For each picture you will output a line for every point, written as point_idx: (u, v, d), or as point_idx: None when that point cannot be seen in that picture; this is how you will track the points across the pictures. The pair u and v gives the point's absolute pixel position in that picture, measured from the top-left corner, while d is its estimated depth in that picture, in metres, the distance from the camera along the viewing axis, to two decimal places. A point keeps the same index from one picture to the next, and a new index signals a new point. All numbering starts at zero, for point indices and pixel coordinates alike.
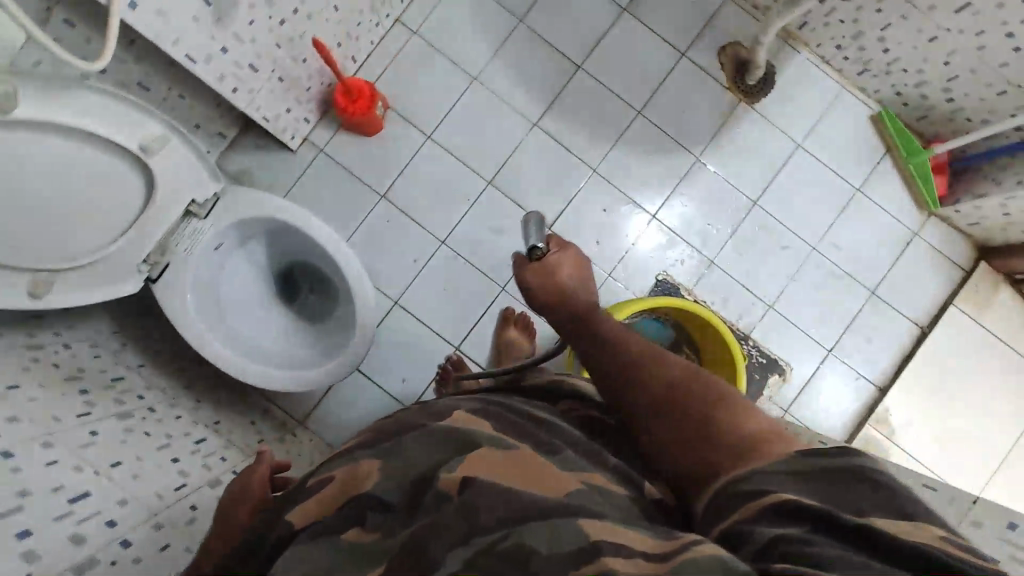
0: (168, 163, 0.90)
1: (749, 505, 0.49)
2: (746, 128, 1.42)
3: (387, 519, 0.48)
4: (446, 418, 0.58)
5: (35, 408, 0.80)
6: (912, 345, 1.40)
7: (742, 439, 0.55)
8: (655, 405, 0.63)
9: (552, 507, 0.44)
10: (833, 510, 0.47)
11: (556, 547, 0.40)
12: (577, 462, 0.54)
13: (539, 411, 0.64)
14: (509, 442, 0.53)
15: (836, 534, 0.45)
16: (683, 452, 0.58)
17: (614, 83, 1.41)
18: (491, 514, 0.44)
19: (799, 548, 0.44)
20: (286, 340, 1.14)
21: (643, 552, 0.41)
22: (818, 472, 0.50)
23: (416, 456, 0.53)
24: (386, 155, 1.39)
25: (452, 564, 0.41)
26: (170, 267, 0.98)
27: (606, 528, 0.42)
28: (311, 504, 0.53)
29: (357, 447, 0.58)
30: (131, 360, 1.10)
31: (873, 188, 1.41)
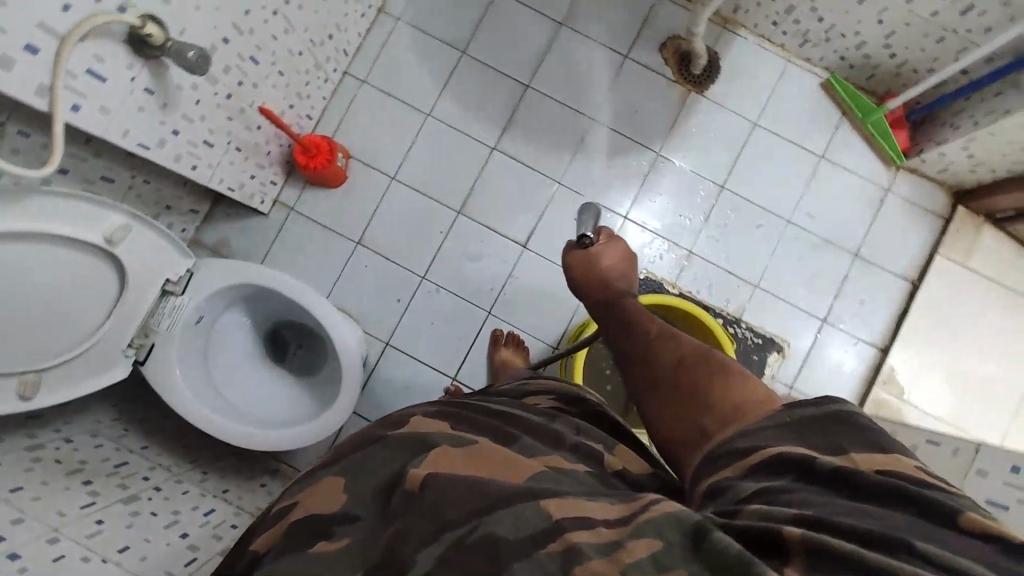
0: (137, 248, 0.94)
1: (738, 463, 0.52)
2: (700, 116, 1.43)
3: (355, 530, 0.49)
4: (401, 426, 0.59)
5: (39, 506, 0.82)
6: (906, 300, 1.39)
7: (738, 404, 0.58)
8: (659, 382, 0.66)
9: (518, 494, 0.47)
10: (815, 455, 0.49)
11: (521, 530, 0.44)
12: (536, 446, 0.57)
13: (505, 407, 0.65)
14: (468, 438, 0.56)
15: (817, 478, 0.48)
16: (682, 421, 0.61)
17: (564, 95, 1.44)
18: (457, 509, 0.46)
19: (777, 497, 0.47)
20: (277, 400, 1.16)
21: (605, 519, 0.45)
22: (802, 421, 0.53)
23: (376, 467, 0.54)
24: (355, 203, 1.42)
25: (423, 564, 0.44)
26: (155, 346, 1.02)
27: (571, 506, 0.46)
28: (276, 531, 0.52)
29: (320, 469, 0.58)
30: (135, 444, 1.12)
31: (837, 153, 1.42)
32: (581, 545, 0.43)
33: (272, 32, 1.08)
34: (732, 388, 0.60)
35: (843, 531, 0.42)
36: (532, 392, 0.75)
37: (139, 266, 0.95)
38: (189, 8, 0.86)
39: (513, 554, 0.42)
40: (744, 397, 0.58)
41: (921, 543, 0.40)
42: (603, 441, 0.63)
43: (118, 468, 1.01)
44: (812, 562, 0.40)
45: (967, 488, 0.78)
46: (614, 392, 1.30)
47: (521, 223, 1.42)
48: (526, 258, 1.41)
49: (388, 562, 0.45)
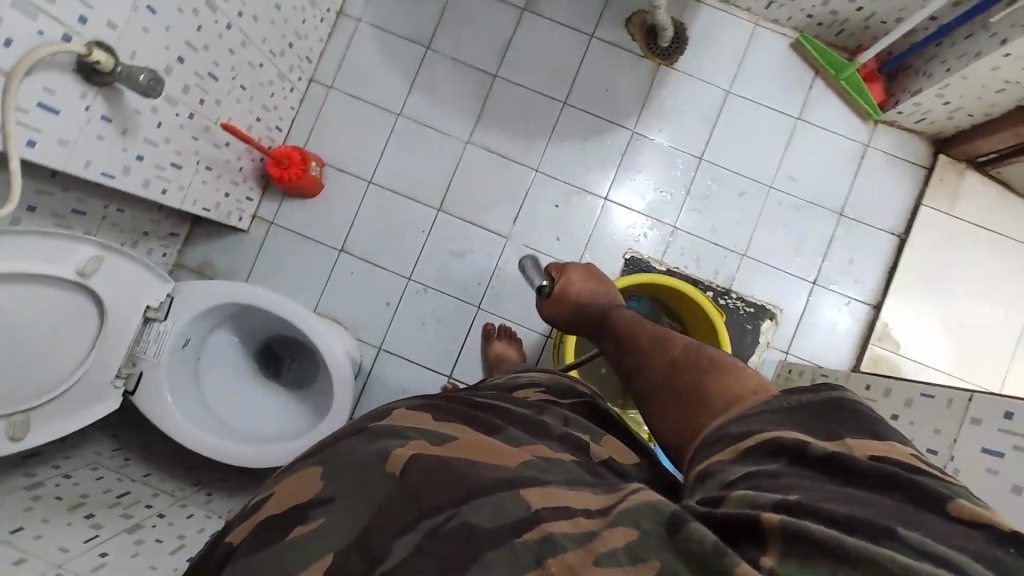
0: (111, 279, 0.94)
1: (730, 448, 0.52)
2: (673, 89, 1.42)
3: (329, 511, 0.48)
4: (384, 419, 0.59)
5: (41, 544, 0.82)
6: (895, 254, 1.38)
7: (731, 396, 0.58)
8: (658, 387, 0.67)
9: (499, 483, 0.48)
10: (808, 440, 0.49)
11: (498, 520, 0.45)
12: (519, 436, 0.56)
13: (492, 399, 0.65)
14: (447, 432, 0.55)
15: (808, 462, 0.47)
16: (680, 421, 0.61)
17: (533, 82, 1.43)
18: (437, 495, 0.47)
19: (765, 480, 0.47)
20: (272, 415, 1.16)
21: (586, 509, 0.47)
22: (797, 407, 0.53)
23: (354, 454, 0.53)
24: (333, 210, 1.41)
25: (399, 551, 0.44)
26: (143, 374, 1.03)
27: (548, 494, 0.47)
28: (250, 523, 0.50)
29: (299, 460, 0.57)
30: (136, 472, 1.12)
31: (813, 113, 1.41)
32: (556, 533, 0.44)
33: (229, 45, 1.07)
34: (725, 380, 0.60)
35: (826, 516, 0.41)
36: (519, 385, 0.74)
37: (115, 296, 0.95)
38: (138, 29, 0.85)
39: (487, 543, 0.43)
40: (736, 388, 0.58)
41: (904, 529, 0.40)
42: (591, 430, 0.63)
43: (120, 498, 1.01)
44: (791, 549, 0.40)
45: (963, 438, 0.78)
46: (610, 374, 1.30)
47: (502, 215, 1.41)
48: (510, 249, 1.40)
49: (362, 550, 0.45)
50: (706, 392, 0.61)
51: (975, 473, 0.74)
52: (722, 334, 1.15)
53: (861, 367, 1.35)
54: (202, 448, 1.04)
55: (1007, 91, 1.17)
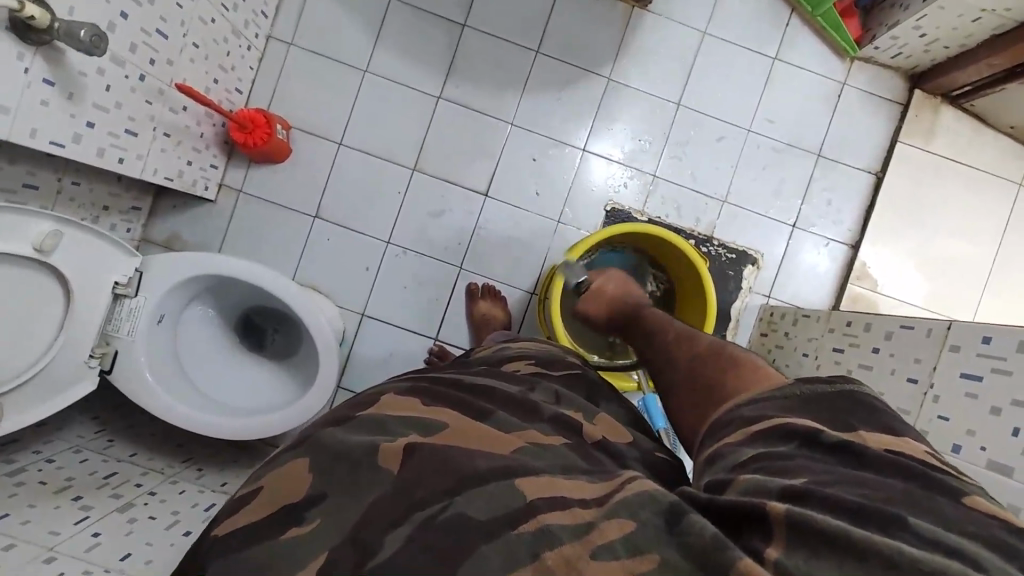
0: (76, 254, 0.90)
1: (739, 431, 0.54)
2: (648, 33, 1.38)
3: (321, 510, 0.46)
4: (372, 408, 0.56)
5: (31, 529, 0.81)
6: (873, 193, 1.39)
7: (739, 383, 0.61)
8: (676, 385, 0.71)
9: (491, 472, 0.47)
10: (821, 428, 0.50)
11: (494, 510, 0.43)
12: (511, 420, 0.54)
13: (480, 378, 0.63)
14: (434, 420, 0.53)
15: (818, 446, 0.49)
16: (692, 412, 0.64)
17: (504, 30, 1.37)
18: (427, 487, 0.45)
19: (773, 462, 0.48)
20: (259, 389, 1.14)
21: (582, 499, 0.45)
22: (811, 397, 0.54)
23: (342, 443, 0.51)
24: (304, 175, 1.36)
25: (391, 545, 0.42)
26: (119, 354, 1.00)
27: (544, 484, 0.46)
28: (236, 518, 0.48)
29: (285, 452, 0.54)
30: (122, 452, 1.10)
31: (791, 51, 1.38)
32: (553, 526, 0.42)
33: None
34: (738, 370, 0.63)
35: (835, 505, 0.42)
36: (507, 358, 0.73)
37: (80, 272, 0.91)
38: None
39: (482, 536, 0.42)
40: (744, 375, 0.61)
41: (913, 517, 0.41)
42: (584, 408, 0.62)
43: (109, 478, 1.00)
44: (799, 537, 0.40)
45: (943, 366, 0.81)
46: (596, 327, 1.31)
47: (480, 171, 1.37)
48: (490, 207, 1.37)
49: (357, 544, 0.42)
50: (716, 381, 0.64)
51: (957, 400, 0.76)
52: (706, 279, 1.16)
53: (840, 306, 1.38)
54: (192, 426, 1.02)
55: (983, 19, 1.16)
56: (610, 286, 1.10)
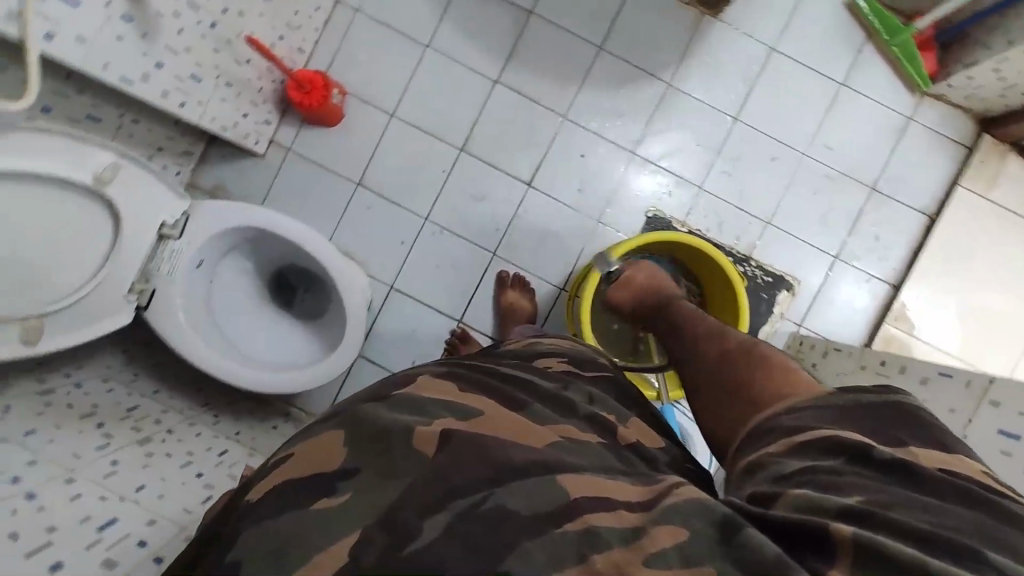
0: (130, 190, 0.93)
1: (782, 441, 0.53)
2: (715, 42, 1.35)
3: (355, 484, 0.45)
4: (409, 387, 0.55)
5: (55, 448, 0.83)
6: (923, 235, 1.35)
7: (775, 387, 0.60)
8: (702, 383, 0.70)
9: (530, 466, 0.46)
10: (871, 442, 0.49)
11: (537, 506, 0.43)
12: (547, 413, 0.54)
13: (515, 370, 0.62)
14: (471, 407, 0.52)
15: (868, 462, 0.48)
16: (722, 413, 0.64)
17: (569, 21, 1.36)
18: (465, 474, 0.45)
19: (823, 477, 0.48)
20: (285, 345, 1.16)
21: (628, 502, 0.46)
22: (855, 406, 0.53)
23: (378, 420, 0.49)
24: (353, 142, 1.37)
25: (431, 530, 0.41)
26: (157, 292, 1.01)
27: (587, 483, 0.46)
28: (269, 481, 0.47)
29: (320, 423, 0.53)
30: (146, 388, 1.13)
31: (859, 78, 1.35)
32: (599, 528, 0.43)
33: None
34: (770, 373, 0.63)
35: (898, 530, 0.42)
36: (539, 352, 0.72)
37: (132, 208, 0.94)
38: None
39: (525, 531, 0.42)
40: (780, 379, 0.61)
41: (980, 547, 0.41)
42: (618, 414, 0.61)
43: (131, 411, 1.02)
44: (866, 563, 0.40)
45: (979, 420, 0.79)
46: (622, 331, 1.30)
47: (526, 160, 1.37)
48: (531, 197, 1.37)
49: (389, 526, 0.41)
50: (747, 383, 0.63)
51: (990, 456, 0.74)
52: (741, 298, 1.14)
53: (872, 345, 1.35)
54: (220, 374, 1.05)
55: None
56: (641, 277, 1.09)
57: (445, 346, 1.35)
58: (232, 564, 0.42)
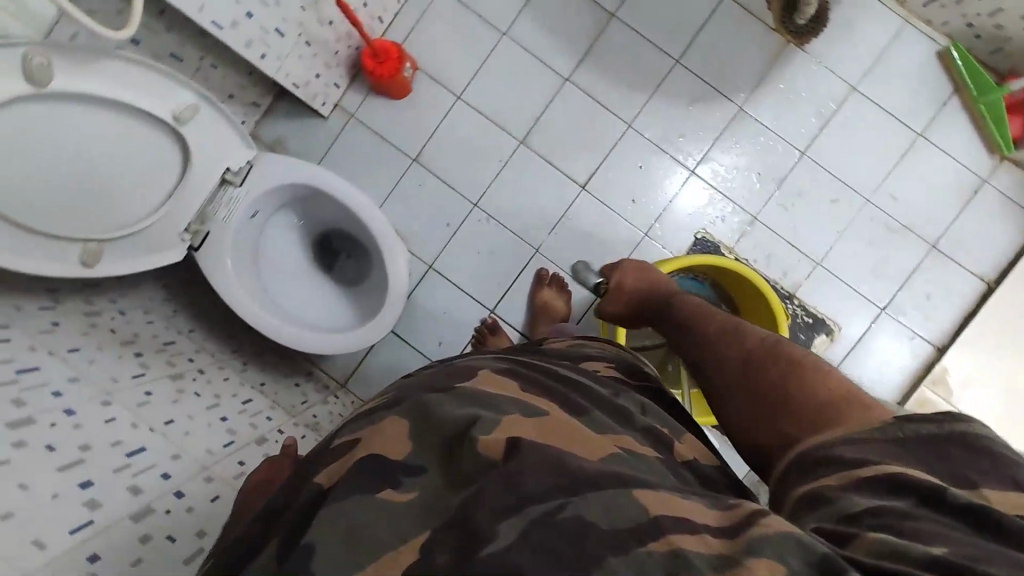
0: (204, 134, 0.97)
1: (839, 474, 0.49)
2: (795, 73, 1.33)
3: (421, 484, 0.45)
4: (470, 380, 0.55)
5: (95, 369, 0.85)
6: (976, 301, 1.31)
7: (820, 402, 0.57)
8: (735, 389, 0.67)
9: (603, 477, 0.44)
10: (944, 486, 0.45)
11: (617, 521, 0.41)
12: (604, 421, 0.53)
13: (572, 372, 0.62)
14: (537, 405, 0.52)
15: (942, 506, 0.44)
16: (762, 425, 0.61)
17: (650, 30, 1.34)
18: (537, 479, 0.43)
19: (896, 522, 0.43)
20: (326, 308, 1.18)
21: (708, 526, 0.42)
22: (923, 438, 0.49)
23: (444, 414, 0.49)
24: (416, 118, 1.38)
25: (506, 536, 0.40)
26: (210, 235, 1.04)
27: (663, 500, 0.43)
28: (336, 467, 0.47)
29: (381, 408, 0.53)
30: (182, 326, 1.15)
31: (938, 131, 1.31)
32: (686, 552, 0.40)
33: None
34: (812, 384, 0.59)
35: None
36: (586, 356, 0.72)
37: (203, 151, 0.97)
38: None
39: (608, 547, 0.40)
40: (825, 392, 0.58)
41: None
42: (671, 426, 0.60)
43: (167, 346, 1.05)
44: None
45: None
46: (652, 348, 1.28)
47: (583, 162, 1.36)
48: (583, 200, 1.36)
49: (463, 526, 0.41)
50: (788, 394, 0.60)
51: None
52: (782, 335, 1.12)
53: (905, 405, 1.30)
54: (261, 329, 1.07)
55: None
56: (631, 282, 1.03)
57: (473, 333, 1.35)
58: (303, 549, 0.41)
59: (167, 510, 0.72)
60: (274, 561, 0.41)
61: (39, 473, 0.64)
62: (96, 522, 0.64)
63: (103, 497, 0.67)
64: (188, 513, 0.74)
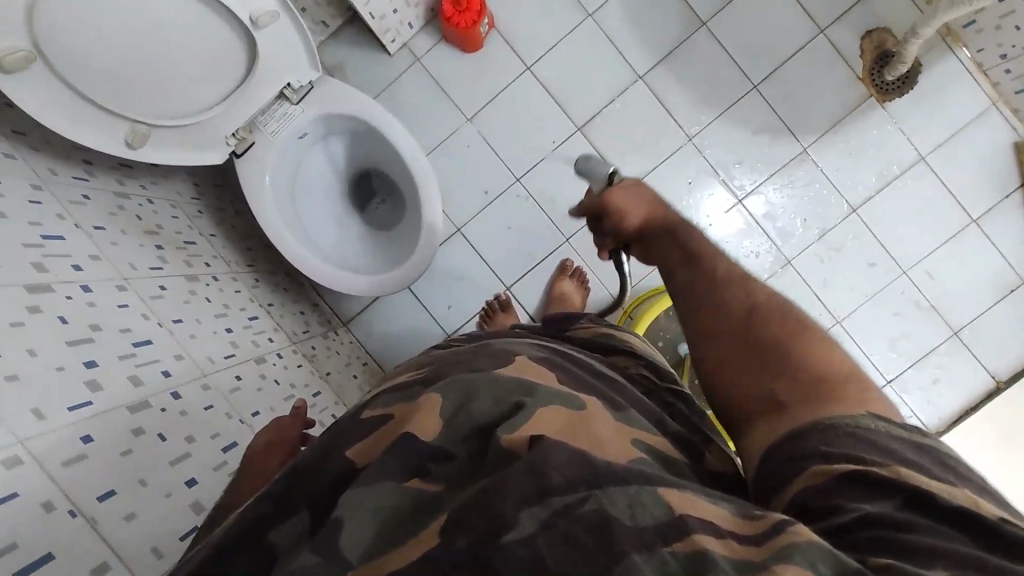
0: (274, 46, 0.96)
1: (816, 470, 0.43)
2: (869, 127, 1.30)
3: (448, 469, 0.43)
4: (508, 363, 0.53)
5: (116, 251, 0.84)
6: (982, 397, 1.30)
7: (805, 378, 0.50)
8: (719, 337, 0.57)
9: (631, 476, 0.40)
10: (927, 489, 0.40)
11: (643, 519, 0.37)
12: (641, 422, 0.51)
13: (609, 371, 0.61)
14: (577, 398, 0.49)
15: (928, 511, 0.39)
16: (743, 391, 0.53)
17: (736, 48, 1.31)
18: (562, 472, 0.39)
19: (892, 535, 0.38)
20: (344, 235, 1.17)
21: (733, 533, 0.38)
22: (889, 437, 0.45)
23: (479, 405, 0.46)
24: (480, 76, 1.34)
25: (527, 523, 0.37)
26: (254, 146, 1.03)
27: (691, 502, 0.39)
28: (372, 442, 0.46)
29: (419, 385, 0.51)
30: (205, 228, 1.13)
31: (993, 221, 1.29)
32: (711, 553, 0.36)
33: None
34: (809, 355, 0.52)
35: None
36: (619, 351, 0.72)
37: (268, 60, 0.96)
38: None
39: (632, 542, 0.36)
40: (815, 369, 0.50)
41: None
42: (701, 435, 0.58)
43: (187, 246, 1.03)
44: None
45: None
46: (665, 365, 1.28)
47: (635, 163, 1.34)
48: None
49: (484, 509, 0.38)
50: (777, 362, 0.52)
51: None
52: None
53: None
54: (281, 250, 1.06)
55: None
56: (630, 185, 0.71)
57: (484, 304, 1.34)
58: (332, 522, 0.40)
59: (163, 407, 0.72)
60: (307, 529, 0.41)
61: (47, 342, 0.63)
62: (95, 403, 0.64)
63: (104, 381, 0.67)
64: (180, 416, 0.74)
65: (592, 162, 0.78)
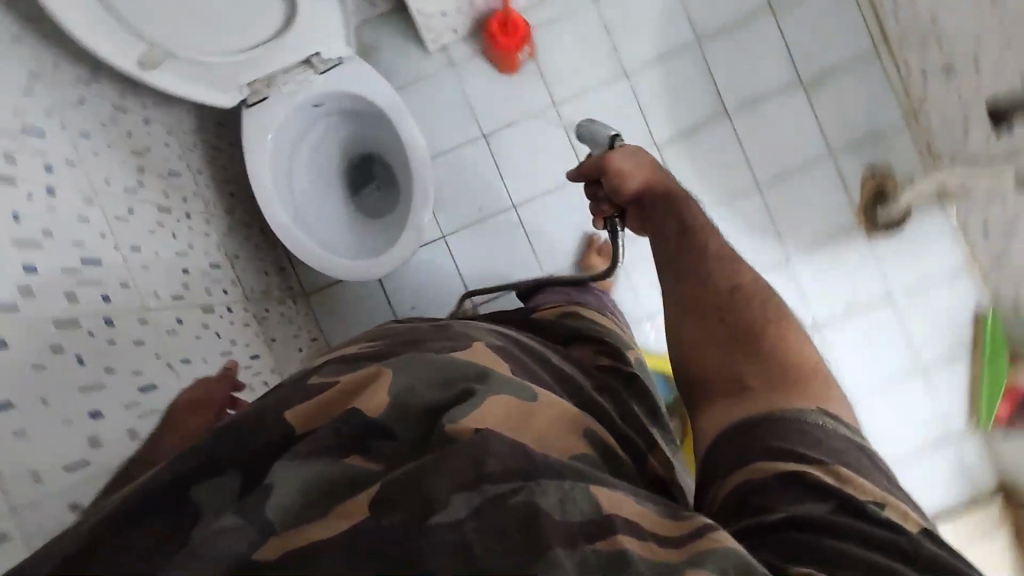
0: (315, 16, 0.99)
1: (759, 466, 0.46)
2: (850, 256, 1.36)
3: (391, 447, 0.42)
4: (464, 347, 0.54)
5: (92, 164, 0.82)
6: None
7: (775, 368, 0.54)
8: (700, 318, 0.61)
9: (564, 471, 0.41)
10: (857, 496, 0.43)
11: (573, 514, 0.38)
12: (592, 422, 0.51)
13: (566, 367, 0.62)
14: (529, 388, 0.49)
15: (856, 516, 0.42)
16: (711, 371, 0.57)
17: (751, 147, 1.36)
18: (499, 461, 0.39)
19: (817, 539, 0.40)
20: (328, 207, 1.16)
21: (655, 538, 0.40)
22: (832, 435, 0.48)
23: (426, 388, 0.45)
24: (507, 98, 1.36)
25: (457, 507, 0.37)
26: (266, 101, 1.03)
27: (616, 501, 0.41)
28: (315, 408, 0.44)
29: (368, 361, 0.50)
30: (194, 162, 1.11)
31: (936, 376, 1.36)
32: (630, 552, 0.38)
33: None
34: (779, 342, 0.56)
35: None
36: (588, 340, 0.75)
37: (305, 26, 0.99)
38: None
39: (558, 537, 0.36)
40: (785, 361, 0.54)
41: None
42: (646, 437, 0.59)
43: (170, 176, 1.01)
44: None
45: None
46: None
47: None
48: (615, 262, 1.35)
49: (416, 488, 0.37)
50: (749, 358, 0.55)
51: None
52: None
53: None
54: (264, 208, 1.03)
55: None
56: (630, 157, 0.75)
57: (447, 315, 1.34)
58: (263, 486, 0.38)
59: (91, 330, 0.70)
60: (234, 492, 0.39)
61: None
62: (19, 308, 0.62)
63: (39, 288, 0.65)
64: (107, 344, 0.72)
65: (594, 125, 0.80)
